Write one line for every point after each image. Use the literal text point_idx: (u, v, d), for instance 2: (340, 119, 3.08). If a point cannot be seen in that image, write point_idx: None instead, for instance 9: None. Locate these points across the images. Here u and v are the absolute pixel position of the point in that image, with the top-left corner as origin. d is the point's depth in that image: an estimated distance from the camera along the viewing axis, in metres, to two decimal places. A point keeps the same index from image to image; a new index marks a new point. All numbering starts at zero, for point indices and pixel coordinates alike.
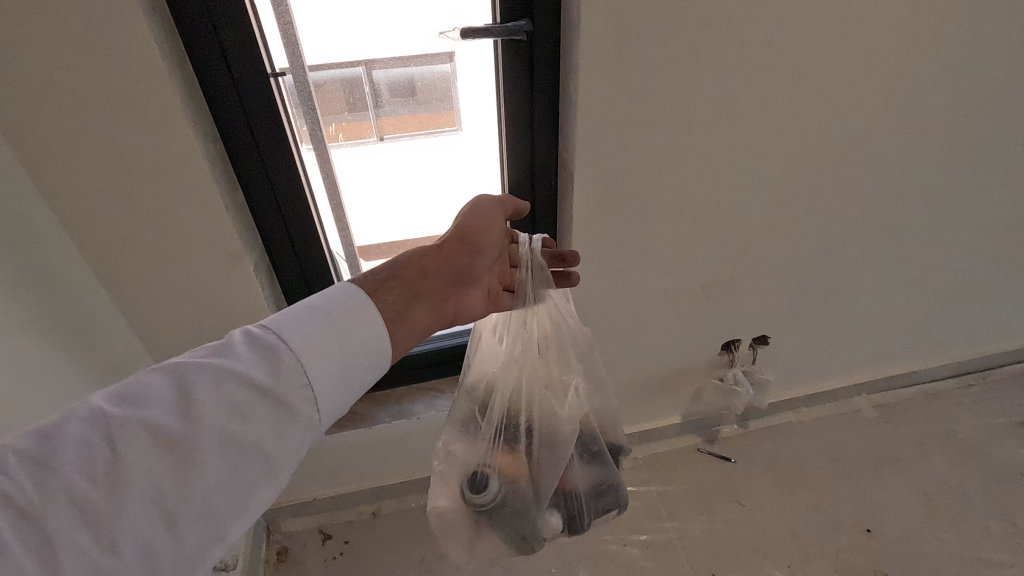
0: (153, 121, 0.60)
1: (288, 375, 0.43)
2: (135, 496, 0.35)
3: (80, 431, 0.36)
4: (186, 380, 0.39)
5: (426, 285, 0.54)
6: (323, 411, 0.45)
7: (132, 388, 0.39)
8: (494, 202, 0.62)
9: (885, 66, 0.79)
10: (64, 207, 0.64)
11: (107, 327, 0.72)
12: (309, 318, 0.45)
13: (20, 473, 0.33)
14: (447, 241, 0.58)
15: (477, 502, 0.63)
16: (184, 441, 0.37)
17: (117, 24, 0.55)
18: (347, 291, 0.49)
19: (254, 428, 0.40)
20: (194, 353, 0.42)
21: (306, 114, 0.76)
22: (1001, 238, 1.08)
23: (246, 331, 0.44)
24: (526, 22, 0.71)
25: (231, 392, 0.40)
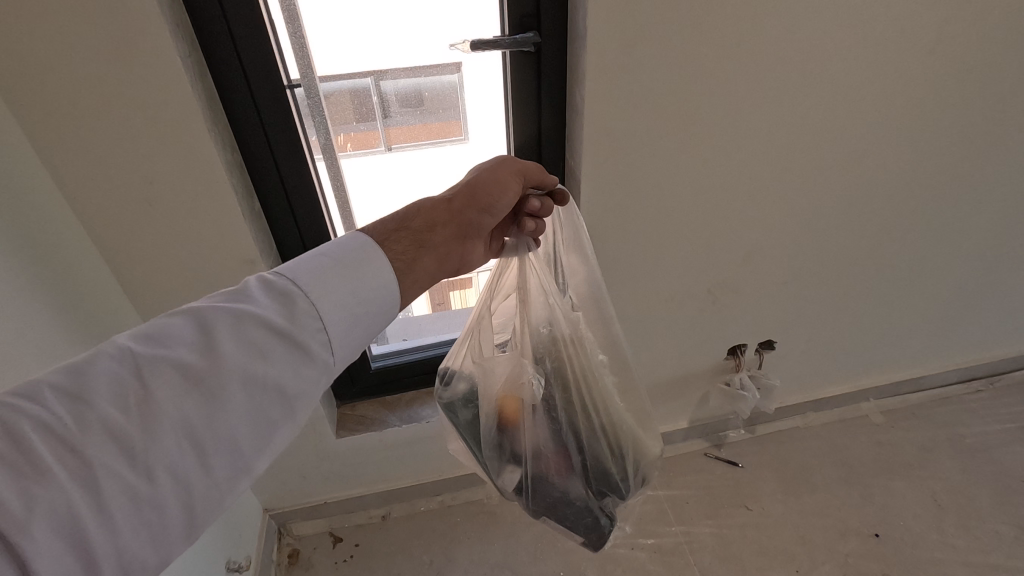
0: (175, 129, 0.63)
1: (305, 319, 0.43)
2: (166, 429, 0.36)
3: (110, 368, 0.36)
4: (209, 323, 0.40)
5: (435, 237, 0.55)
6: (339, 356, 0.45)
7: (156, 328, 0.39)
8: (514, 162, 0.60)
9: (886, 74, 0.81)
10: (87, 211, 0.66)
11: (126, 330, 0.74)
12: (323, 265, 0.46)
13: (55, 407, 0.34)
14: (458, 196, 0.57)
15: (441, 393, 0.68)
16: (210, 379, 0.38)
17: (143, 38, 0.57)
18: (359, 240, 0.49)
19: (276, 368, 0.41)
20: (213, 299, 0.42)
21: (317, 125, 0.78)
22: (1007, 244, 1.09)
23: (261, 278, 0.44)
24: (534, 34, 0.73)
25: (252, 334, 0.41)
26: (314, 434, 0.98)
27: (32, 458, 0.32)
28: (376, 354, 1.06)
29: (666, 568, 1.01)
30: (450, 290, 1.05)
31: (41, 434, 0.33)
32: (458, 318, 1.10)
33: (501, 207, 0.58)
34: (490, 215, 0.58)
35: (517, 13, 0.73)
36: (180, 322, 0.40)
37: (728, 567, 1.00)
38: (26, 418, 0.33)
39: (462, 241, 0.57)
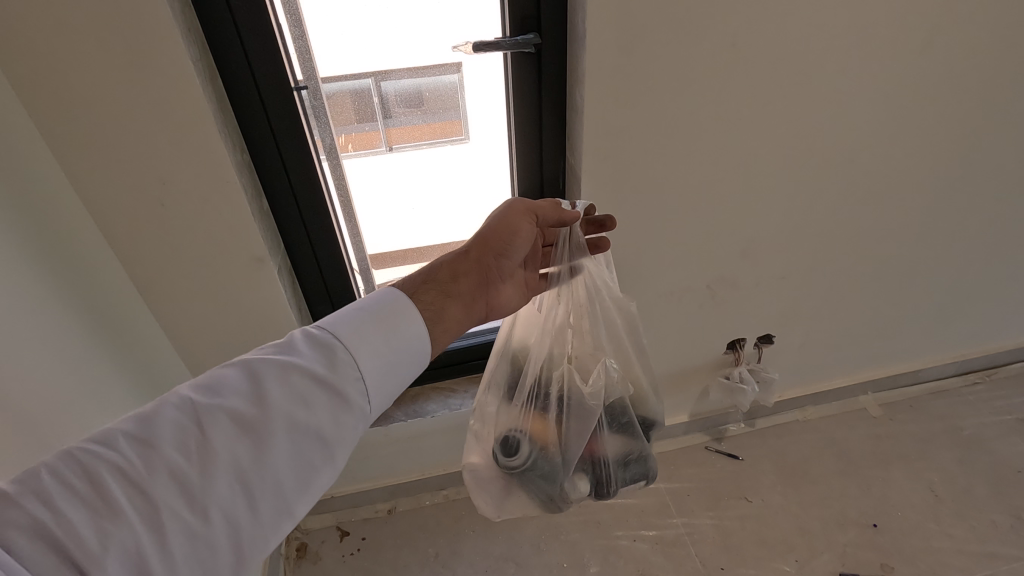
0: (187, 131, 0.65)
1: (343, 368, 0.48)
2: (221, 472, 0.41)
3: (174, 415, 0.41)
4: (258, 373, 0.45)
5: (457, 286, 0.60)
6: (373, 403, 0.50)
7: (212, 379, 0.44)
8: (522, 202, 0.64)
9: (880, 71, 0.83)
10: (100, 211, 0.68)
11: (139, 326, 0.76)
12: (360, 318, 0.51)
13: (129, 451, 0.39)
14: (473, 247, 0.63)
15: (511, 463, 0.70)
16: (258, 426, 0.43)
17: (155, 44, 0.59)
18: (392, 294, 0.55)
19: (317, 414, 0.45)
20: (263, 351, 0.48)
21: (319, 124, 0.80)
22: (1003, 238, 1.10)
23: (305, 331, 0.50)
24: (534, 36, 0.75)
25: (296, 383, 0.45)
26: None
27: (107, 497, 0.37)
28: None
29: (668, 558, 1.02)
30: None
31: (115, 476, 0.38)
32: None
33: (515, 248, 0.64)
34: (507, 258, 0.64)
35: (518, 16, 0.74)
36: (233, 373, 0.45)
37: (728, 557, 1.02)
38: (103, 461, 0.38)
39: (484, 285, 0.63)
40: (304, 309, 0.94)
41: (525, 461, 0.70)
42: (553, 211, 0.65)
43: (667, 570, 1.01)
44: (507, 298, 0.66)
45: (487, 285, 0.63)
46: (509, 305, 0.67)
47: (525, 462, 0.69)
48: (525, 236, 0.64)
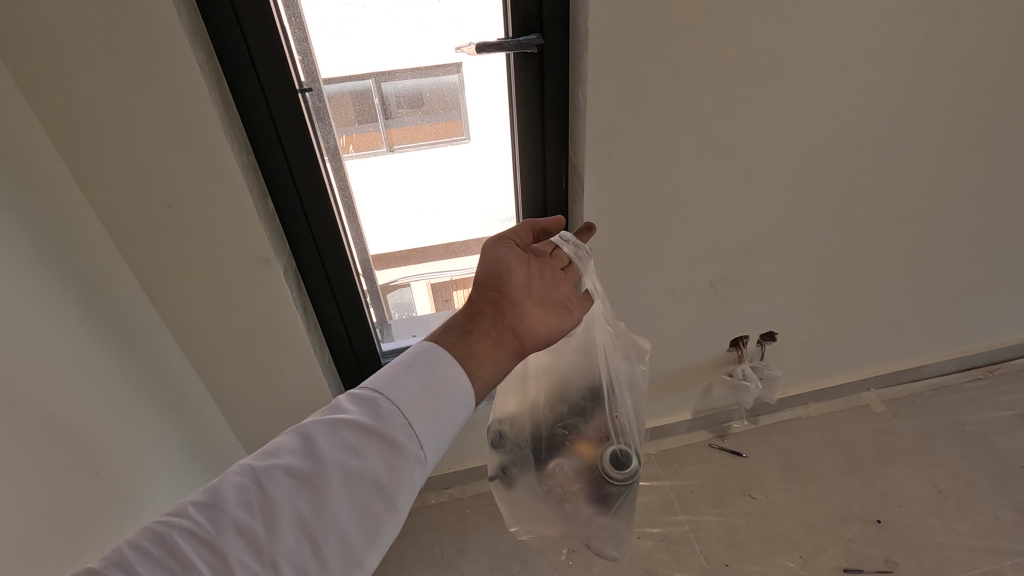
0: (193, 133, 0.65)
1: (390, 417, 0.50)
2: (283, 527, 0.43)
3: (238, 480, 0.45)
4: (309, 433, 0.48)
5: (477, 324, 0.61)
6: (427, 448, 0.51)
7: (271, 445, 0.48)
8: (493, 237, 0.68)
9: (881, 69, 0.83)
10: (108, 214, 0.69)
11: (146, 326, 0.77)
12: (401, 371, 0.53)
13: (202, 515, 0.43)
14: (473, 292, 0.64)
15: (623, 474, 0.70)
16: (313, 480, 0.45)
17: (161, 48, 0.59)
18: (429, 345, 0.56)
19: (369, 464, 0.47)
20: (317, 414, 0.51)
21: (320, 126, 0.80)
22: (1005, 234, 1.11)
23: (353, 390, 0.52)
24: (537, 36, 0.76)
25: (345, 438, 0.48)
26: None
27: (184, 560, 0.41)
28: (385, 351, 1.09)
29: (673, 556, 1.03)
30: (453, 289, 1.08)
31: (190, 541, 0.42)
32: None
33: (509, 274, 0.65)
34: (510, 284, 0.64)
35: (520, 16, 0.75)
36: (289, 437, 0.49)
37: (733, 554, 1.02)
38: (179, 529, 0.42)
39: (503, 317, 0.63)
40: (310, 309, 0.95)
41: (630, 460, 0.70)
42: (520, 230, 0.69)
43: (672, 567, 1.01)
44: (538, 319, 0.64)
45: (505, 316, 0.63)
46: (544, 326, 0.65)
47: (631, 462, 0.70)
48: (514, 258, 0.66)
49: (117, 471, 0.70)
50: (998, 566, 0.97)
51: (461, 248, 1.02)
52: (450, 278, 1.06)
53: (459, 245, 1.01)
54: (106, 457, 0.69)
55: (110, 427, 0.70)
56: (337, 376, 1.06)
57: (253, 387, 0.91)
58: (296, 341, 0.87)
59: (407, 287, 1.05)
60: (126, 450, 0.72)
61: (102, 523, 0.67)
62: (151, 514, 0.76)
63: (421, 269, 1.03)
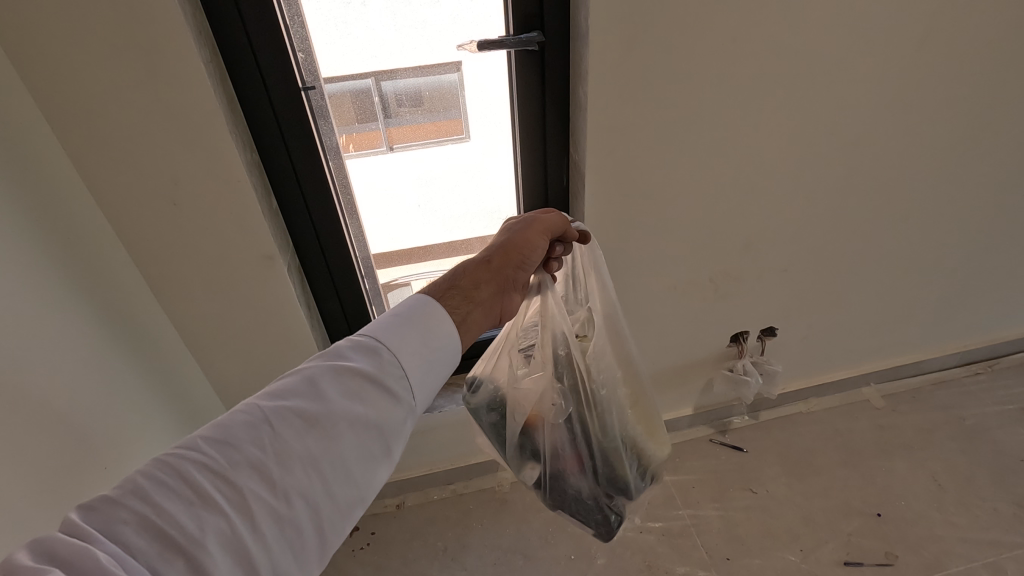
0: (198, 131, 0.66)
1: (390, 368, 0.49)
2: (295, 463, 0.42)
3: (244, 418, 0.43)
4: (314, 376, 0.46)
5: (478, 295, 0.60)
6: (420, 399, 0.51)
7: (273, 386, 0.46)
8: (539, 222, 0.65)
9: (880, 66, 0.84)
10: (114, 211, 0.69)
11: (151, 323, 0.78)
12: (399, 323, 0.52)
13: (208, 451, 0.41)
14: (495, 257, 0.62)
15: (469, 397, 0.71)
16: (323, 420, 0.44)
17: (168, 48, 0.60)
18: (422, 300, 0.55)
19: (373, 408, 0.47)
20: (315, 359, 0.49)
21: (322, 125, 0.81)
22: (1005, 229, 1.11)
23: (351, 339, 0.51)
24: (538, 34, 0.76)
25: (350, 383, 0.47)
26: None
27: (196, 495, 0.39)
28: None
29: (674, 550, 1.04)
30: None
31: (200, 475, 0.39)
32: None
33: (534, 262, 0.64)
34: (524, 271, 0.64)
35: (521, 15, 0.76)
36: (292, 380, 0.47)
37: (734, 547, 1.03)
38: (186, 465, 0.40)
39: (502, 295, 0.63)
40: (313, 307, 0.95)
41: (476, 403, 0.70)
42: (563, 226, 0.67)
43: (674, 561, 1.02)
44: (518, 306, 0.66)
45: (505, 295, 0.63)
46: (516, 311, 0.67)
47: (477, 402, 0.70)
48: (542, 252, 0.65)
49: (120, 466, 0.71)
50: (997, 558, 0.98)
51: (461, 247, 1.02)
52: None
53: (461, 243, 1.02)
54: (111, 452, 0.69)
55: (114, 422, 0.70)
56: None
57: (257, 384, 0.91)
58: (299, 338, 0.87)
59: (407, 286, 1.05)
60: (130, 445, 0.73)
61: None
62: None
63: (421, 269, 1.04)
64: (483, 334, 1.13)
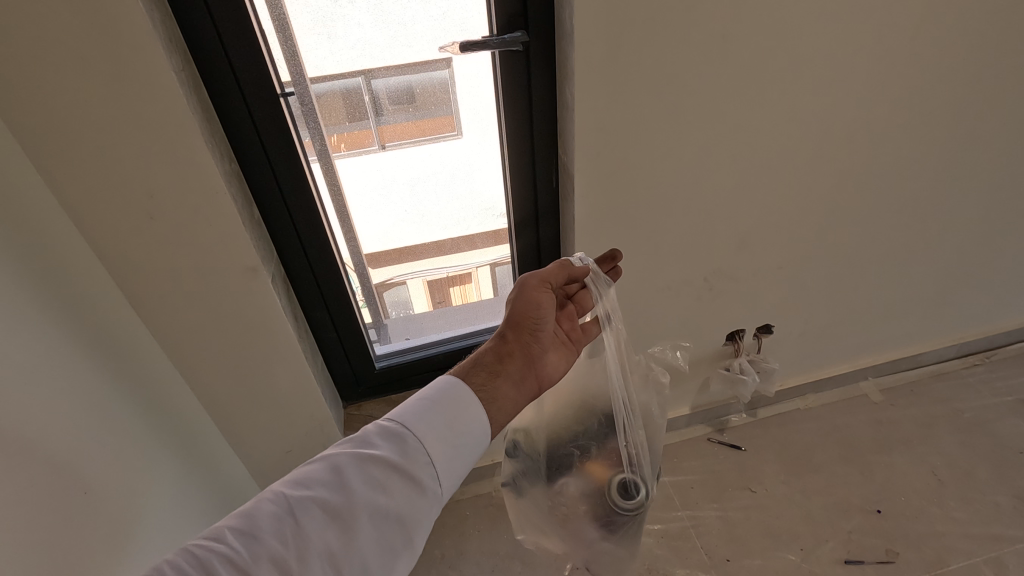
0: (171, 142, 0.64)
1: (415, 455, 0.53)
2: (313, 556, 0.47)
3: (271, 509, 0.48)
4: (339, 466, 0.51)
5: (503, 369, 0.62)
6: (445, 485, 0.54)
7: (303, 474, 0.51)
8: (535, 276, 0.66)
9: (871, 60, 0.82)
10: (88, 226, 0.67)
11: (134, 340, 0.76)
12: (425, 407, 0.56)
13: (237, 543, 0.46)
14: (508, 330, 0.65)
15: (632, 503, 0.64)
16: (342, 513, 0.49)
17: (137, 60, 0.58)
18: (452, 382, 0.59)
19: (394, 499, 0.51)
20: (344, 444, 0.54)
21: (309, 125, 0.78)
22: (1001, 219, 1.10)
23: (379, 424, 0.55)
24: (522, 34, 0.74)
25: (373, 473, 0.51)
26: (323, 435, 0.99)
27: None
28: (380, 355, 1.08)
29: (674, 552, 1.03)
30: (449, 286, 1.06)
31: (225, 568, 0.44)
32: (461, 313, 1.11)
33: (543, 319, 0.65)
34: (542, 330, 0.65)
35: (504, 14, 0.73)
36: (319, 467, 0.52)
37: (734, 548, 1.02)
38: (215, 555, 0.45)
39: (531, 362, 0.64)
40: (300, 315, 0.93)
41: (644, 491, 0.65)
42: (564, 272, 0.66)
43: (674, 563, 1.01)
44: (555, 365, 0.67)
45: (533, 361, 0.64)
46: (559, 371, 0.67)
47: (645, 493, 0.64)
48: (547, 308, 0.65)
49: (116, 482, 0.69)
50: (999, 553, 0.97)
51: (456, 245, 1.01)
52: (447, 275, 1.05)
53: (450, 245, 1.00)
54: (97, 475, 0.66)
55: (104, 439, 0.68)
56: (332, 380, 1.05)
57: (245, 396, 0.90)
58: (287, 350, 0.86)
59: (403, 285, 1.03)
60: (121, 466, 0.70)
61: (93, 545, 0.64)
62: (151, 526, 0.74)
63: (416, 266, 1.02)
64: (481, 337, 1.10)
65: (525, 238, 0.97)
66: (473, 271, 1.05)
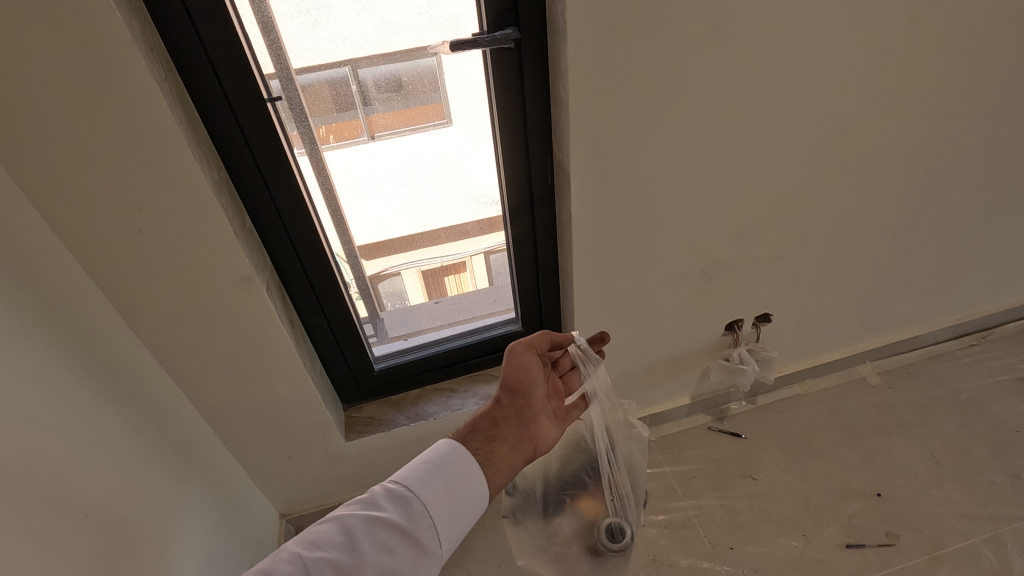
0: (157, 154, 0.62)
1: (418, 517, 0.57)
2: None
3: (288, 567, 0.49)
4: (350, 526, 0.53)
5: (498, 431, 0.68)
6: (442, 546, 0.58)
7: (316, 534, 0.53)
8: (521, 342, 0.74)
9: (867, 46, 0.81)
10: (76, 242, 0.66)
11: (130, 354, 0.75)
12: (430, 472, 0.60)
13: None
14: (503, 396, 0.72)
15: (617, 546, 0.72)
16: (354, 571, 0.51)
17: (117, 72, 0.56)
18: (453, 446, 0.63)
19: (399, 559, 0.54)
20: (353, 504, 0.56)
21: (295, 116, 0.76)
22: (997, 198, 1.10)
23: (384, 487, 0.58)
24: (513, 30, 0.73)
25: (381, 534, 0.54)
26: (324, 439, 0.99)
27: None
28: (378, 356, 1.07)
29: (678, 542, 1.03)
30: (444, 276, 1.04)
31: None
32: (456, 305, 1.09)
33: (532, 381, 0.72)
34: (533, 393, 0.73)
35: (494, 10, 0.72)
36: (330, 527, 0.54)
37: (736, 535, 1.03)
38: None
39: (523, 424, 0.70)
40: (296, 320, 0.92)
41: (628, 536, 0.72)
42: (547, 338, 0.75)
43: (679, 553, 1.02)
44: (548, 431, 0.72)
45: (525, 423, 0.70)
46: (551, 439, 0.73)
47: (622, 532, 0.72)
48: (535, 371, 0.73)
49: (118, 499, 0.68)
50: (997, 532, 0.99)
51: (448, 235, 0.99)
52: (441, 264, 1.03)
53: (444, 234, 0.98)
54: (96, 497, 0.64)
55: (105, 455, 0.67)
56: (330, 382, 1.04)
57: (243, 404, 0.89)
58: (285, 358, 0.85)
59: (397, 276, 1.01)
60: (124, 482, 0.70)
61: (102, 558, 0.64)
62: (156, 542, 0.74)
63: (410, 257, 1.00)
64: (480, 334, 1.11)
65: (520, 226, 0.95)
66: (467, 260, 1.03)
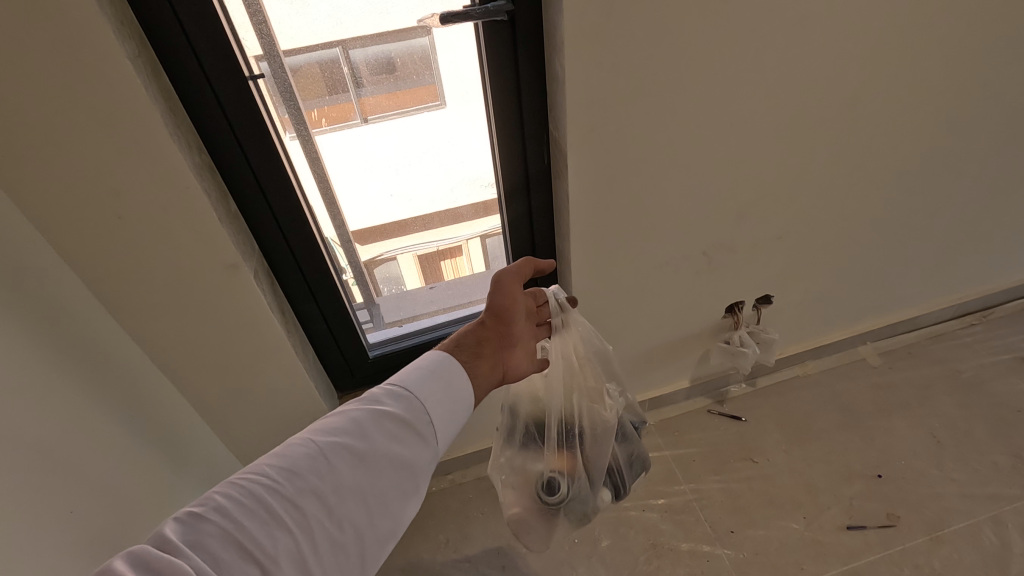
0: (132, 135, 0.59)
1: (422, 412, 0.55)
2: (345, 495, 0.48)
3: (302, 452, 0.49)
4: (358, 416, 0.52)
5: (477, 357, 0.65)
6: (444, 442, 0.57)
7: (324, 423, 0.52)
8: (507, 271, 0.69)
9: (875, 18, 0.78)
10: (51, 229, 0.63)
11: (114, 345, 0.72)
12: (425, 374, 0.58)
13: (275, 479, 0.47)
14: (487, 319, 0.68)
15: (552, 501, 0.71)
16: (368, 457, 0.50)
17: (85, 48, 0.53)
18: (443, 355, 0.61)
19: (409, 449, 0.53)
20: (357, 399, 0.55)
21: (285, 99, 0.73)
22: (1004, 176, 1.07)
23: (384, 386, 0.56)
24: (506, 2, 0.70)
25: (389, 425, 0.53)
26: None
27: (270, 512, 0.45)
28: (373, 343, 1.05)
29: (677, 526, 1.03)
30: (440, 260, 1.02)
31: (271, 497, 0.45)
32: (452, 289, 1.07)
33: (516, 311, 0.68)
34: (517, 322, 0.69)
35: None
36: (337, 418, 0.52)
37: (737, 519, 1.03)
38: (261, 487, 0.46)
39: (501, 350, 0.67)
40: (286, 307, 0.90)
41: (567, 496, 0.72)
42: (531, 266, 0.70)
43: (679, 538, 1.01)
44: (523, 361, 0.69)
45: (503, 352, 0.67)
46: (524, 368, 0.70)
47: (565, 495, 0.71)
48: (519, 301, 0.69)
49: (92, 497, 0.66)
50: (998, 512, 0.98)
51: (443, 218, 0.96)
52: (437, 249, 1.00)
53: (439, 218, 0.96)
54: (72, 493, 0.63)
55: (78, 450, 0.66)
56: (324, 369, 1.02)
57: (234, 395, 0.87)
58: (276, 345, 0.83)
59: (392, 261, 0.99)
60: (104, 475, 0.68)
61: (79, 552, 0.62)
62: (136, 536, 0.72)
63: (405, 241, 0.97)
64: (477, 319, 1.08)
65: (517, 209, 0.92)
66: (463, 244, 1.01)
